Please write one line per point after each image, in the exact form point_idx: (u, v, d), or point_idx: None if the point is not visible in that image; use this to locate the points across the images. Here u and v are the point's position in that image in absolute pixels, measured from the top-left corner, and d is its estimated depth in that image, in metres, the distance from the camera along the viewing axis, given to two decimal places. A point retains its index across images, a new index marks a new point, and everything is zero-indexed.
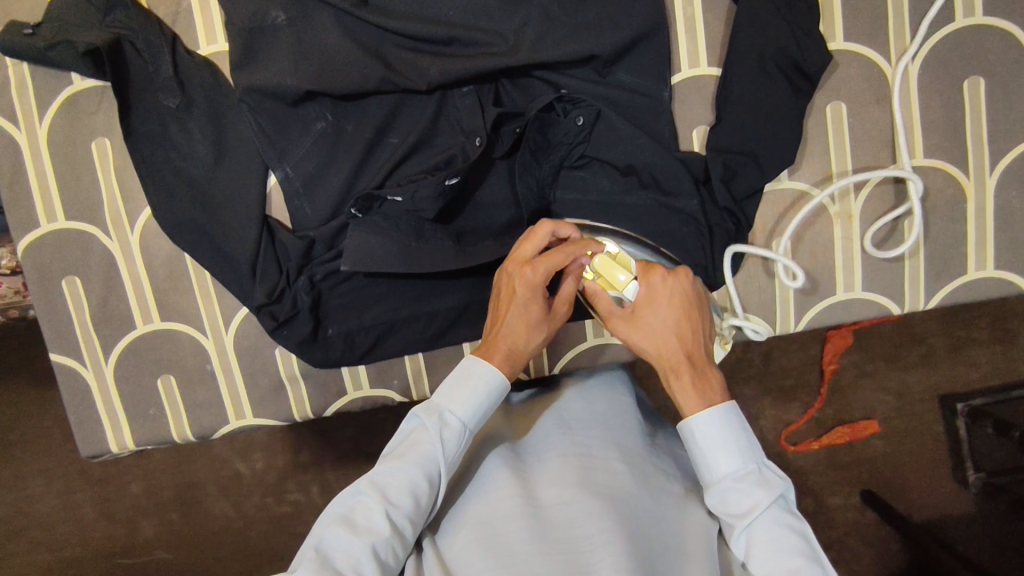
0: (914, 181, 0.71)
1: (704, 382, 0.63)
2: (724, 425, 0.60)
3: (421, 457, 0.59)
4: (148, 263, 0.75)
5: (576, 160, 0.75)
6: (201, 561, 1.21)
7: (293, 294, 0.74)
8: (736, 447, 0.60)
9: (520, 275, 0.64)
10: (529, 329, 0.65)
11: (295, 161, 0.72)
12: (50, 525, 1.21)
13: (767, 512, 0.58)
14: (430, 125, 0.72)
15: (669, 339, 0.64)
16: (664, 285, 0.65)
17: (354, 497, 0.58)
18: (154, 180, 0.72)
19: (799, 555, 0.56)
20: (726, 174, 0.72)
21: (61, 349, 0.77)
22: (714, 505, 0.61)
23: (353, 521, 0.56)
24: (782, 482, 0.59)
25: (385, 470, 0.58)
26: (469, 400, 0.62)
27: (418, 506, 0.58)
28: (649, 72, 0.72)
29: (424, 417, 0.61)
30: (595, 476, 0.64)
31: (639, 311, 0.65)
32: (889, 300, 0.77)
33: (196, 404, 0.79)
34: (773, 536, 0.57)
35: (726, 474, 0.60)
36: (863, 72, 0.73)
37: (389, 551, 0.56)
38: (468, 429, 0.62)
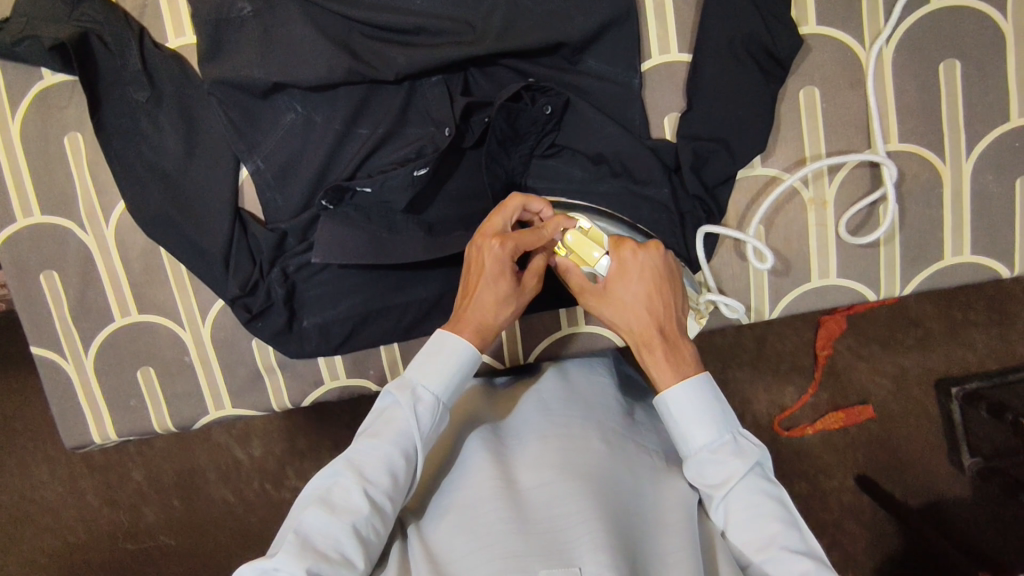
0: (888, 165, 0.70)
1: (677, 356, 0.63)
2: (698, 397, 0.60)
3: (397, 433, 0.59)
4: (123, 257, 0.76)
5: (547, 149, 0.74)
6: (197, 548, 1.23)
7: (267, 286, 0.75)
8: (711, 419, 0.60)
9: (489, 250, 0.62)
10: (499, 305, 0.64)
11: (265, 153, 0.72)
12: (49, 513, 1.23)
13: (743, 482, 0.59)
14: (399, 116, 0.72)
15: (640, 313, 0.63)
16: (635, 260, 0.63)
17: (331, 478, 0.58)
18: (126, 175, 0.72)
19: (776, 521, 0.58)
20: (697, 161, 0.71)
21: (42, 342, 0.78)
22: (692, 476, 0.61)
23: (331, 502, 0.56)
24: (756, 451, 0.60)
25: (362, 449, 0.58)
26: (442, 374, 0.62)
27: (397, 482, 0.58)
28: (619, 59, 0.72)
29: (397, 393, 0.60)
30: (574, 454, 0.64)
31: (611, 286, 0.64)
32: (865, 287, 0.76)
33: (176, 395, 0.80)
34: (749, 504, 0.58)
35: (703, 446, 0.60)
36: (836, 57, 0.72)
37: (370, 528, 0.56)
38: (444, 403, 0.62)
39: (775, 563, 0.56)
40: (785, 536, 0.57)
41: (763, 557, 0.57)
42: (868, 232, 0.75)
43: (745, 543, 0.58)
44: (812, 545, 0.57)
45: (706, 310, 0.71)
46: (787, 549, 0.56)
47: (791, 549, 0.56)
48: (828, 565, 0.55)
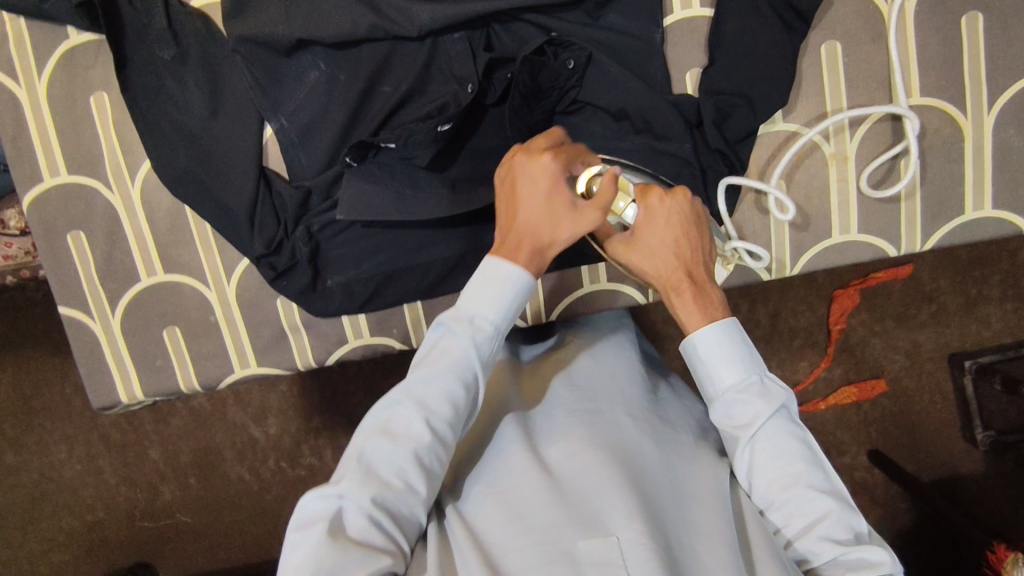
0: (911, 119, 0.70)
1: (705, 299, 0.63)
2: (726, 339, 0.61)
3: (454, 364, 0.59)
4: (149, 217, 0.77)
5: (568, 106, 0.75)
6: (218, 519, 1.25)
7: (292, 245, 0.75)
8: (737, 360, 0.61)
9: (539, 166, 0.62)
10: (551, 226, 0.62)
11: (289, 112, 0.73)
12: (72, 488, 1.25)
13: (769, 423, 0.60)
14: (422, 73, 0.72)
15: (668, 258, 0.64)
16: (662, 207, 0.64)
17: (390, 408, 0.59)
18: (153, 134, 0.73)
19: (800, 461, 0.59)
20: (719, 116, 0.72)
21: (69, 302, 0.79)
22: (716, 419, 0.62)
23: (392, 432, 0.57)
24: (782, 392, 0.60)
25: (420, 380, 0.59)
26: (499, 302, 0.61)
27: (458, 412, 0.59)
28: (641, 14, 0.72)
29: (454, 323, 0.60)
30: (605, 421, 0.65)
31: (639, 234, 0.64)
32: (886, 243, 0.76)
33: (202, 356, 0.81)
34: (775, 443, 0.59)
35: (729, 387, 0.61)
36: (857, 10, 0.72)
37: (432, 457, 0.58)
38: (500, 334, 0.62)
39: (799, 501, 0.58)
40: (809, 476, 0.59)
41: (786, 497, 0.59)
42: (889, 186, 0.75)
43: (768, 486, 0.59)
44: (834, 482, 0.59)
45: (733, 256, 0.73)
46: (811, 488, 0.58)
47: (815, 487, 0.58)
48: (849, 502, 0.58)
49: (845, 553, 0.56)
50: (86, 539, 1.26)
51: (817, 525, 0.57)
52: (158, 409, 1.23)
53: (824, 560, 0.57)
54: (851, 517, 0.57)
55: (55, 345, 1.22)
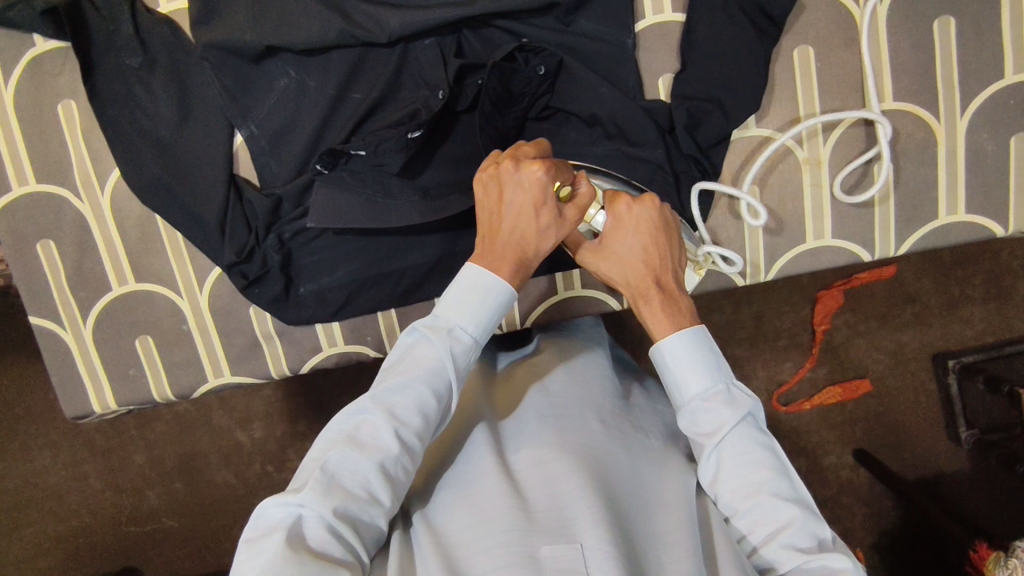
0: (883, 124, 0.69)
1: (674, 306, 0.63)
2: (693, 348, 0.61)
3: (428, 373, 0.59)
4: (119, 225, 0.76)
5: (541, 112, 0.74)
6: (202, 525, 1.25)
7: (263, 253, 0.74)
8: (704, 367, 0.61)
9: (529, 174, 0.60)
10: (529, 233, 0.62)
11: (259, 119, 0.73)
12: (54, 495, 1.24)
13: (735, 431, 0.59)
14: (393, 79, 0.72)
15: (636, 265, 0.64)
16: (630, 213, 0.64)
17: (358, 416, 0.57)
18: (122, 141, 0.73)
19: (766, 469, 0.59)
20: (691, 122, 0.71)
21: (39, 311, 0.78)
22: (683, 426, 0.61)
23: (359, 440, 0.56)
24: (748, 400, 0.60)
25: (392, 389, 0.58)
26: (476, 313, 0.61)
27: (427, 423, 0.58)
28: (613, 20, 0.71)
29: (431, 332, 0.60)
30: (575, 430, 0.65)
31: (608, 241, 0.65)
32: (860, 247, 0.76)
33: (175, 365, 0.80)
34: (741, 451, 0.59)
35: (696, 394, 0.60)
36: (831, 15, 0.72)
37: (398, 467, 0.57)
38: (474, 344, 0.62)
39: (763, 508, 0.58)
40: (774, 483, 0.58)
41: (750, 504, 0.58)
42: (863, 191, 0.74)
43: (732, 494, 0.59)
44: (799, 490, 0.59)
45: (706, 260, 0.71)
46: (775, 496, 0.57)
47: (779, 494, 0.58)
48: (814, 510, 0.58)
49: (808, 561, 0.55)
50: (70, 546, 1.25)
51: (780, 533, 0.57)
52: (140, 415, 1.23)
53: (788, 568, 0.56)
54: (814, 525, 0.57)
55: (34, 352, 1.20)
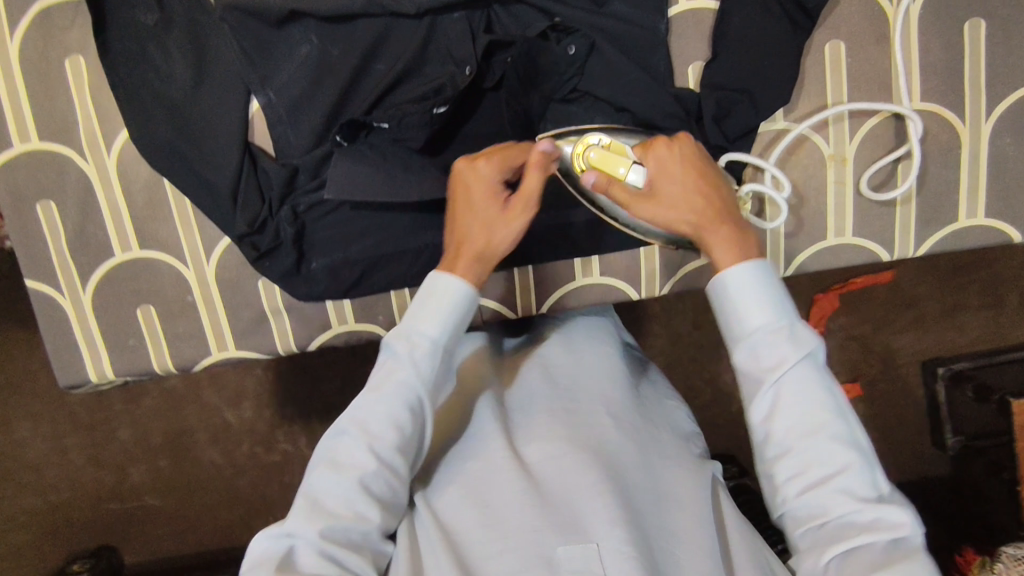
0: (913, 120, 0.70)
1: (739, 235, 0.61)
2: (755, 279, 0.58)
3: (397, 384, 0.60)
4: (125, 189, 0.73)
5: (567, 94, 0.72)
6: (190, 505, 1.23)
7: (276, 225, 0.72)
8: (769, 300, 0.58)
9: (473, 172, 0.64)
10: (490, 220, 0.63)
11: (278, 86, 0.71)
12: (34, 468, 1.20)
13: (797, 368, 0.56)
14: (419, 52, 0.70)
15: (694, 199, 0.62)
16: (673, 152, 0.63)
17: (337, 438, 0.60)
18: (132, 101, 0.70)
19: (829, 412, 0.56)
20: (720, 112, 0.70)
21: (37, 275, 0.75)
22: (740, 360, 0.58)
23: (338, 462, 0.58)
24: (813, 338, 0.57)
25: (363, 407, 0.60)
26: (438, 319, 0.62)
27: (403, 434, 0.59)
28: (646, 3, 0.70)
29: (396, 343, 0.61)
30: (583, 425, 0.66)
31: (658, 184, 0.63)
32: (880, 247, 0.76)
33: (178, 336, 0.77)
34: (802, 389, 0.56)
35: (758, 327, 0.57)
36: (862, 11, 0.71)
37: (379, 482, 0.58)
38: (442, 345, 0.62)
39: (821, 451, 0.55)
40: (833, 426, 0.55)
41: (808, 446, 0.55)
42: (888, 190, 0.74)
43: (787, 433, 0.56)
44: (860, 437, 0.56)
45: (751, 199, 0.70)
46: (833, 439, 0.55)
47: (838, 437, 0.55)
48: (870, 458, 0.56)
49: (864, 510, 0.53)
50: (49, 521, 1.22)
51: (837, 480, 0.54)
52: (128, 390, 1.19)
53: (841, 517, 0.54)
54: (872, 475, 0.55)
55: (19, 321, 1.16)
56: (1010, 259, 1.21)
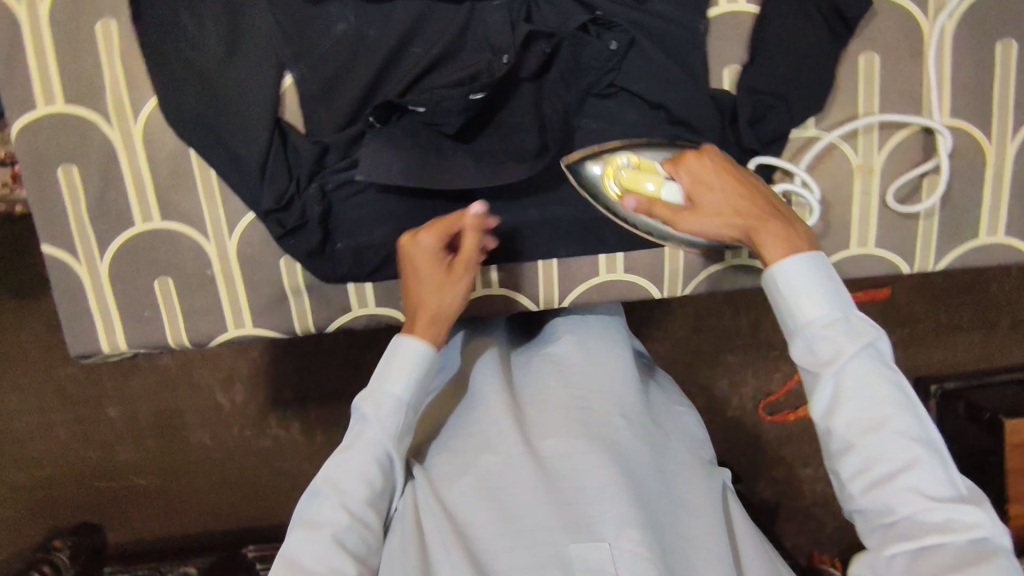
0: (943, 134, 0.71)
1: (789, 231, 0.61)
2: (812, 271, 0.59)
3: (367, 445, 0.66)
4: (150, 158, 0.72)
5: (604, 89, 0.72)
6: (180, 486, 1.22)
7: (303, 203, 0.71)
8: (824, 293, 0.58)
9: (416, 246, 0.68)
10: (442, 286, 0.69)
11: (311, 63, 0.70)
12: (24, 441, 1.19)
13: (855, 360, 0.57)
14: (457, 37, 0.70)
15: (739, 202, 0.62)
16: (703, 166, 0.63)
17: (313, 499, 0.66)
18: (163, 70, 0.69)
19: (893, 406, 0.56)
20: (755, 115, 0.71)
21: (54, 240, 0.73)
22: (798, 354, 0.59)
23: (314, 521, 0.64)
24: (871, 329, 0.57)
25: (335, 468, 0.66)
26: (402, 379, 0.68)
27: (373, 489, 0.66)
28: (687, 3, 0.70)
29: (361, 407, 0.68)
30: (597, 426, 0.68)
31: (699, 196, 0.63)
32: (901, 258, 0.77)
33: (195, 311, 0.76)
34: (862, 382, 0.56)
35: (813, 321, 0.58)
36: (899, 24, 0.71)
37: (353, 535, 0.64)
38: (405, 405, 0.68)
39: (886, 447, 0.55)
40: (900, 420, 0.56)
41: (871, 442, 0.56)
42: (913, 203, 0.75)
43: (849, 427, 0.56)
44: (929, 430, 0.56)
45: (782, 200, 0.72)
46: (900, 434, 0.55)
47: (904, 432, 0.55)
48: (942, 454, 0.56)
49: (933, 506, 0.54)
50: (36, 495, 1.21)
51: (904, 476, 0.55)
52: (125, 366, 1.17)
53: (908, 514, 0.54)
54: (942, 470, 0.55)
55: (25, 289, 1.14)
56: (1006, 280, 1.22)
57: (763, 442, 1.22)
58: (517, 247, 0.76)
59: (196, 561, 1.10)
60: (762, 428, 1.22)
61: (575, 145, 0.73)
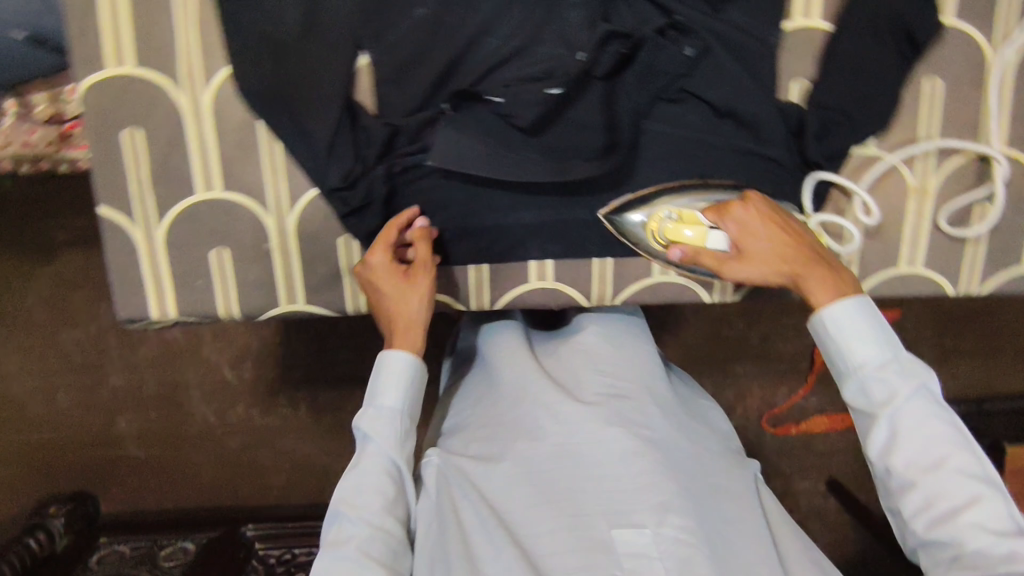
0: (1000, 162, 0.73)
1: (834, 275, 0.65)
2: (863, 317, 0.62)
3: (377, 461, 0.68)
4: (217, 128, 0.72)
5: (673, 94, 0.73)
6: (175, 464, 1.20)
7: (369, 183, 0.71)
8: (876, 338, 0.62)
9: (369, 263, 0.71)
10: (401, 295, 0.71)
11: (387, 45, 0.70)
12: (23, 405, 1.18)
13: (911, 401, 0.60)
14: (534, 32, 0.70)
15: (786, 248, 0.65)
16: (749, 214, 0.67)
17: (331, 523, 0.66)
18: (239, 40, 0.69)
19: (951, 444, 0.58)
20: (821, 130, 0.73)
21: (111, 203, 0.73)
22: (851, 395, 0.63)
23: (336, 540, 0.64)
24: (923, 371, 0.61)
25: (345, 487, 0.67)
26: (395, 387, 0.70)
27: (388, 497, 0.67)
28: (763, 15, 0.71)
29: (362, 425, 0.69)
30: (640, 419, 0.69)
31: (745, 245, 0.67)
32: (946, 280, 0.79)
33: (248, 283, 0.76)
34: (919, 421, 0.59)
35: (866, 363, 0.62)
36: (966, 52, 0.73)
37: (377, 545, 0.64)
38: (405, 416, 0.71)
39: (947, 482, 0.57)
40: (960, 458, 0.58)
41: (933, 479, 0.58)
42: (964, 228, 0.77)
43: (910, 466, 0.59)
44: (986, 466, 0.58)
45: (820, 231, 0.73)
46: (959, 471, 0.57)
47: (966, 470, 0.57)
48: (1002, 491, 0.57)
49: (999, 541, 0.54)
50: (26, 461, 1.19)
51: (968, 511, 0.56)
52: (140, 337, 1.16)
53: (974, 548, 0.55)
54: (1004, 505, 0.56)
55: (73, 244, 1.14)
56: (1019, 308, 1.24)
57: (773, 452, 1.24)
58: (575, 243, 0.77)
59: (193, 538, 1.07)
60: (773, 439, 1.24)
61: (641, 147, 0.74)
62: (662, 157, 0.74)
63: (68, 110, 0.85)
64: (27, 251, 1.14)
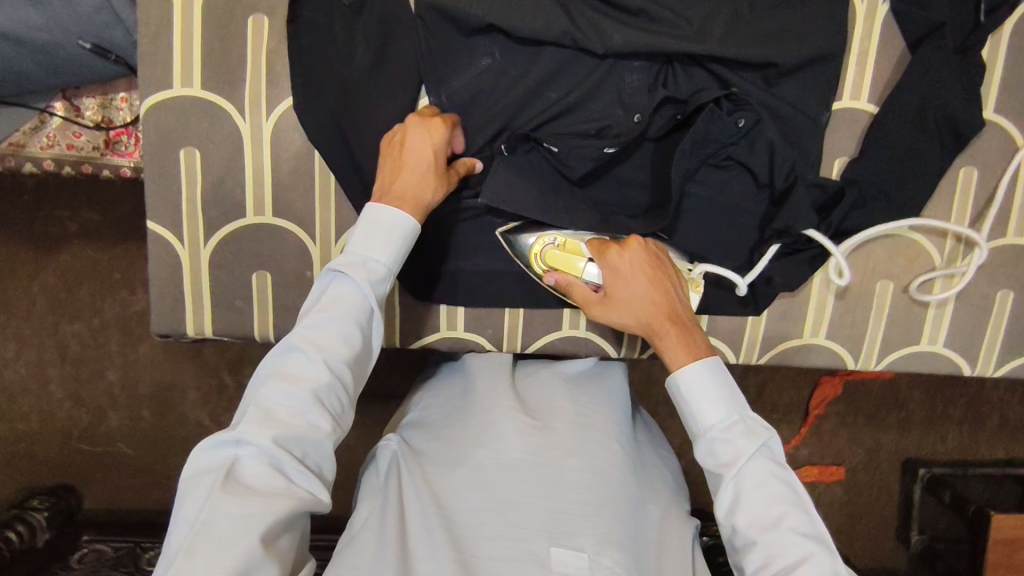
0: (981, 249, 0.76)
1: (689, 338, 0.68)
2: (709, 377, 0.66)
3: (352, 306, 0.62)
4: (274, 156, 0.73)
5: (720, 160, 0.75)
6: (164, 466, 1.19)
7: None
8: (722, 399, 0.66)
9: (430, 135, 0.67)
10: (427, 186, 0.66)
11: (450, 90, 0.72)
12: (12, 394, 1.16)
13: (752, 460, 0.64)
14: (592, 90, 0.73)
15: (646, 304, 0.68)
16: (621, 261, 0.69)
17: (284, 353, 0.60)
18: (308, 74, 0.71)
19: (784, 503, 0.63)
20: (856, 203, 0.75)
21: (162, 217, 0.74)
22: (702, 456, 0.66)
23: (289, 374, 0.59)
24: (765, 432, 0.65)
25: (314, 325, 0.61)
26: (385, 245, 0.64)
27: (354, 352, 0.62)
28: (815, 94, 0.73)
29: (342, 268, 0.63)
30: (589, 440, 0.70)
31: (613, 291, 0.69)
32: (964, 360, 0.81)
33: (285, 307, 0.77)
34: (760, 480, 0.63)
35: (713, 425, 0.66)
36: (1002, 145, 0.76)
37: (331, 396, 0.60)
38: (385, 270, 0.65)
39: (782, 542, 0.61)
40: (794, 517, 0.62)
41: (770, 537, 0.61)
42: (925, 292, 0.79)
43: (750, 525, 0.62)
44: (819, 527, 0.62)
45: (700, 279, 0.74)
46: (793, 530, 0.61)
47: (799, 529, 0.61)
48: (830, 547, 0.61)
49: None
50: (7, 449, 1.17)
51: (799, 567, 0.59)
52: (148, 338, 1.15)
53: None
54: (831, 563, 0.60)
55: (109, 241, 1.12)
56: None
57: None
58: None
59: None
60: None
61: (684, 210, 0.77)
62: (701, 221, 0.77)
63: (116, 117, 0.84)
64: (35, 241, 1.12)
